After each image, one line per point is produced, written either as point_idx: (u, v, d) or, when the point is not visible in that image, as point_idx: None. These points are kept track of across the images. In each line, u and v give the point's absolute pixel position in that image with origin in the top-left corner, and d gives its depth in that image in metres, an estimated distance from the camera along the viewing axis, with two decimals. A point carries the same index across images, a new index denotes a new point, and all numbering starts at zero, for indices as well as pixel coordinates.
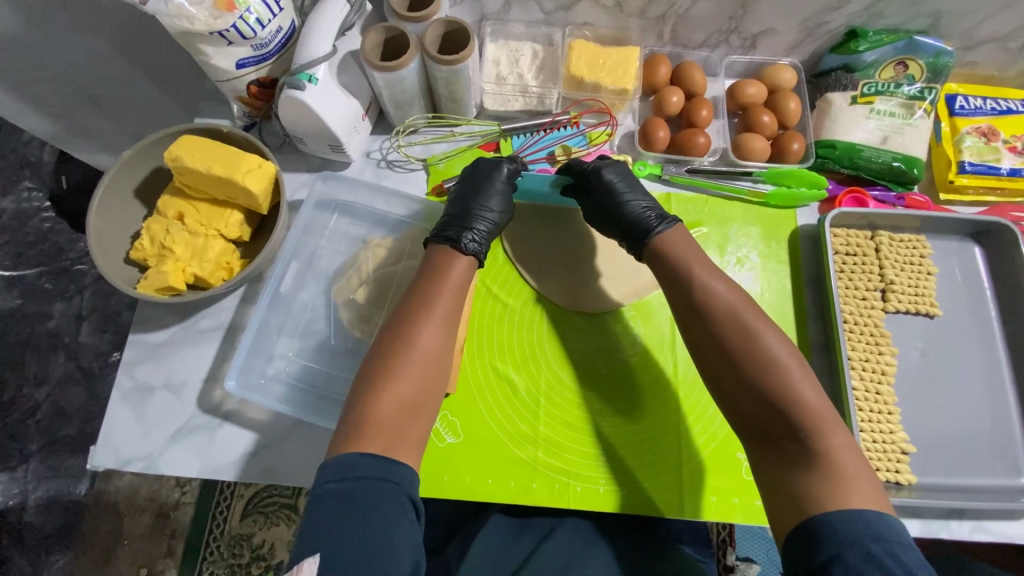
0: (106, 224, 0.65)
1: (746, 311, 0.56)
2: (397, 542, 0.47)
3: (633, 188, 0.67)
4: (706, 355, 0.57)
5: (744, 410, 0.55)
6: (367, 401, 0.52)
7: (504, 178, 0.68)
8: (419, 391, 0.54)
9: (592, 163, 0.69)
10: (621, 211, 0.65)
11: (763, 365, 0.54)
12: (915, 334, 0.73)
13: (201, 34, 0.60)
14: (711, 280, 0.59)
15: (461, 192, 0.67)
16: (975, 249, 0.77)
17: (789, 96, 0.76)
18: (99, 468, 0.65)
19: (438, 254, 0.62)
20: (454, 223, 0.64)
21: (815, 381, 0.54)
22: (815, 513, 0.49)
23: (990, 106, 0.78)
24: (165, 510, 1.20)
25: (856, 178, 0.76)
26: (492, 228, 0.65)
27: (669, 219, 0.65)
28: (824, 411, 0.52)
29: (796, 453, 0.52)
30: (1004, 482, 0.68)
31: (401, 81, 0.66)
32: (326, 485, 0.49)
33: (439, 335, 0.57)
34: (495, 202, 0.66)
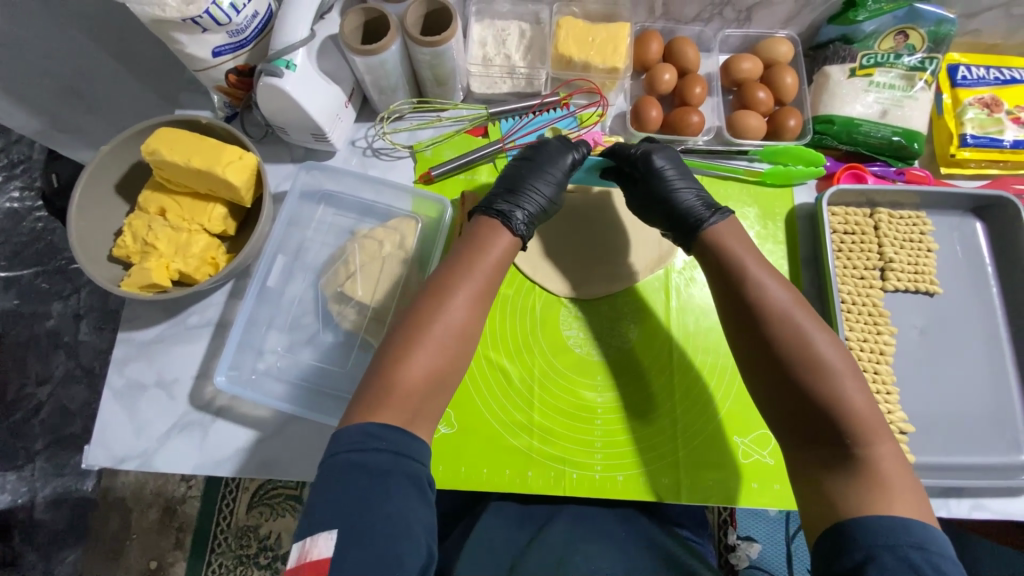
0: (89, 221, 0.63)
1: (797, 313, 0.55)
2: (413, 519, 0.47)
3: (685, 177, 0.66)
4: (752, 354, 0.57)
5: (789, 410, 0.54)
6: (396, 374, 0.52)
7: (565, 167, 0.67)
8: (444, 365, 0.54)
9: (639, 149, 0.68)
10: (672, 201, 0.65)
11: (811, 367, 0.53)
12: (914, 312, 0.71)
13: (174, 22, 0.58)
14: (748, 262, 0.59)
15: (519, 169, 0.66)
16: (977, 224, 0.76)
17: (786, 70, 0.73)
18: (95, 466, 0.65)
19: (485, 228, 0.61)
20: (505, 197, 0.63)
21: (866, 389, 0.52)
22: (850, 517, 0.48)
23: (993, 76, 0.76)
24: (172, 504, 1.21)
25: (854, 153, 0.74)
26: (539, 210, 0.64)
27: (721, 210, 0.63)
28: (871, 416, 0.51)
29: (841, 458, 0.51)
30: (1004, 459, 0.67)
31: (383, 65, 0.64)
32: (354, 451, 0.48)
33: (465, 312, 0.56)
34: (550, 184, 0.65)
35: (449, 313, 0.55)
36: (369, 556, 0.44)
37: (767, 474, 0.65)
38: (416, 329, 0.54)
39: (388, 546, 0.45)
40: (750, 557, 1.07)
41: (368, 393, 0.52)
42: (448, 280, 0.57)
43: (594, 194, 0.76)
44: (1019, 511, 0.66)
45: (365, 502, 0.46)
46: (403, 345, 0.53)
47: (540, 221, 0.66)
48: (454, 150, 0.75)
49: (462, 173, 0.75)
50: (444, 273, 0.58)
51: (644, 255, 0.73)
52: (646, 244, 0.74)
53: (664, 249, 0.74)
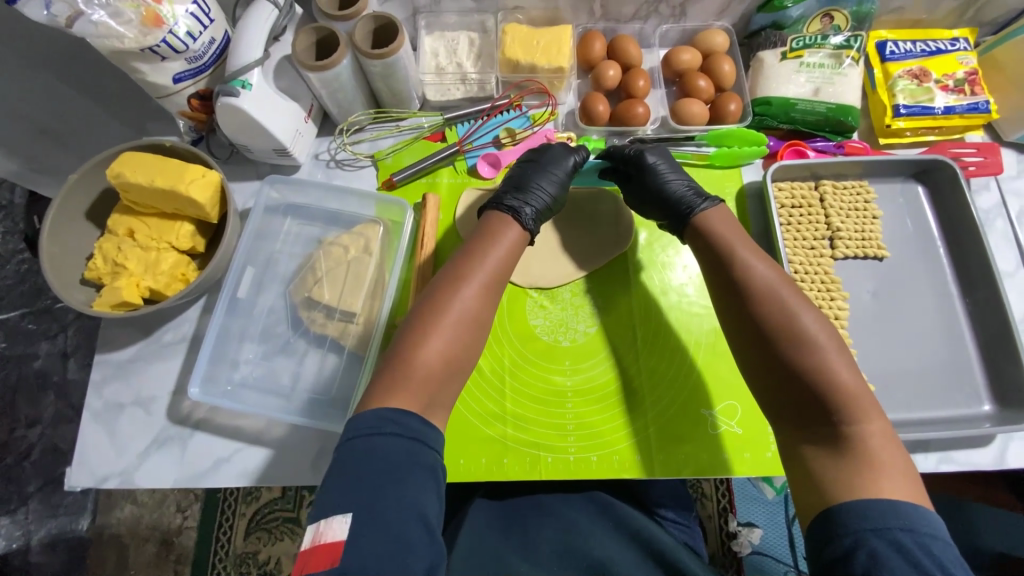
0: (61, 248, 0.65)
1: (786, 292, 0.56)
2: (426, 506, 0.48)
3: (675, 170, 0.69)
4: (743, 335, 0.58)
5: (781, 387, 0.55)
6: (415, 356, 0.54)
7: (568, 168, 0.70)
8: (460, 348, 0.56)
9: (633, 149, 0.72)
10: (664, 191, 0.67)
11: (798, 344, 0.54)
12: (866, 277, 0.74)
13: (133, 52, 0.61)
14: (733, 236, 0.62)
15: (525, 170, 0.69)
16: (919, 188, 0.79)
17: (723, 58, 0.77)
18: (77, 488, 0.65)
19: (499, 222, 0.63)
20: (514, 194, 0.66)
21: (853, 364, 0.53)
22: (841, 498, 0.49)
23: (920, 49, 0.80)
24: (168, 536, 1.21)
25: (795, 131, 0.78)
26: (545, 207, 0.67)
27: (712, 198, 0.66)
28: (861, 393, 0.52)
29: (832, 435, 0.52)
30: (965, 411, 0.69)
31: (337, 79, 0.67)
32: (372, 433, 0.49)
33: (478, 301, 0.58)
34: (555, 182, 0.68)
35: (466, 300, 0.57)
36: (383, 541, 0.44)
37: (737, 443, 0.67)
38: (434, 314, 0.56)
39: (400, 531, 0.45)
40: (752, 542, 1.07)
41: (384, 375, 0.54)
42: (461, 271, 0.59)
43: None
44: (985, 460, 0.67)
45: (381, 486, 0.46)
46: (413, 336, 0.55)
47: (546, 217, 0.68)
48: (414, 156, 0.78)
49: (424, 177, 0.78)
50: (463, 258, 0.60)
51: (603, 242, 0.76)
52: (605, 232, 0.76)
53: (622, 234, 0.76)
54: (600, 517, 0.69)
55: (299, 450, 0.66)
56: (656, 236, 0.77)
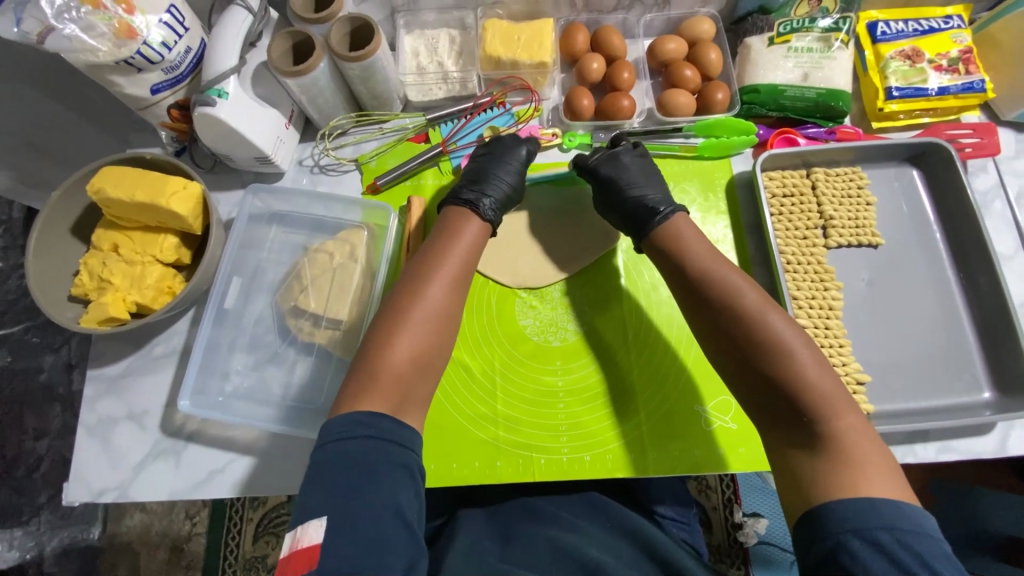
0: (48, 265, 0.65)
1: (751, 296, 0.56)
2: (404, 501, 0.47)
3: (636, 180, 0.68)
4: (713, 340, 0.58)
5: (755, 389, 0.55)
6: (382, 358, 0.53)
7: (522, 156, 0.69)
8: (428, 344, 0.56)
9: (594, 159, 0.70)
10: (628, 206, 0.67)
11: (768, 347, 0.54)
12: (860, 265, 0.73)
13: (109, 65, 0.60)
14: (692, 241, 0.63)
15: (480, 163, 0.68)
16: (914, 172, 0.77)
17: (709, 46, 0.75)
18: (75, 502, 0.66)
19: (459, 217, 0.63)
20: (472, 187, 0.66)
21: (823, 363, 0.53)
22: (824, 498, 0.48)
23: (913, 28, 0.77)
24: (178, 542, 1.22)
25: (785, 119, 0.76)
26: (504, 198, 0.67)
27: (673, 211, 0.65)
28: (833, 391, 0.52)
29: (808, 434, 0.51)
30: (965, 399, 0.68)
31: (315, 84, 0.66)
32: (340, 438, 0.49)
33: (442, 299, 0.58)
34: (512, 172, 0.68)
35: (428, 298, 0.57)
36: (359, 542, 0.44)
37: (733, 439, 0.66)
38: (399, 315, 0.56)
39: (377, 531, 0.45)
40: (758, 533, 1.05)
41: (355, 379, 0.53)
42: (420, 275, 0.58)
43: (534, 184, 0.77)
44: (985, 448, 0.66)
45: (355, 490, 0.46)
46: (377, 340, 0.55)
47: (507, 207, 0.68)
48: (398, 158, 0.77)
49: (408, 179, 0.77)
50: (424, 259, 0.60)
51: (589, 239, 0.75)
52: (591, 229, 0.75)
53: (608, 230, 0.75)
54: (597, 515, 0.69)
55: (293, 459, 0.66)
56: None
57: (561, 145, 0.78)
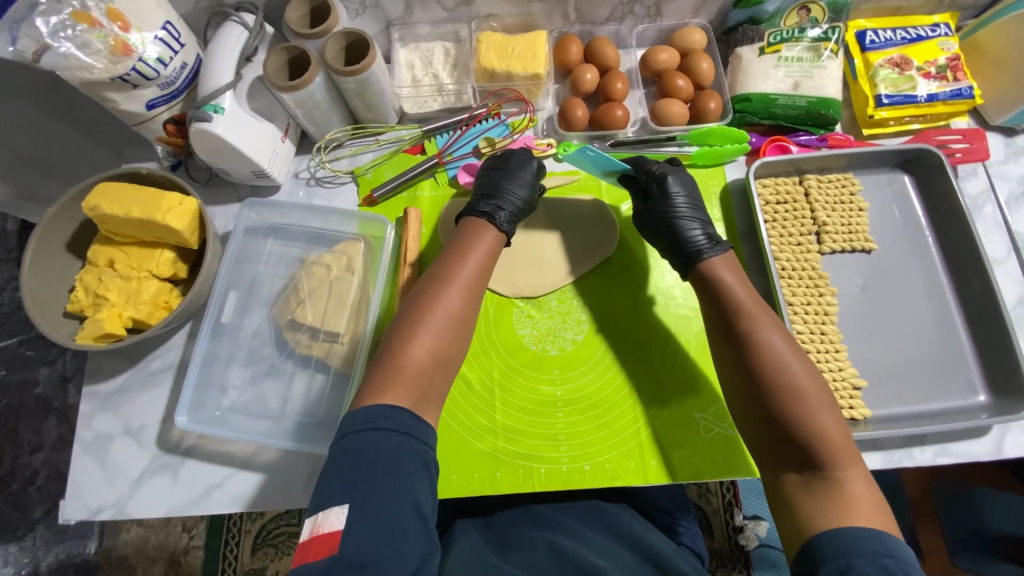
0: (43, 282, 0.65)
1: (779, 343, 0.57)
2: (420, 496, 0.47)
3: (693, 206, 0.68)
4: (736, 381, 0.59)
5: (769, 435, 0.55)
6: (404, 354, 0.53)
7: (535, 167, 0.69)
8: (447, 343, 0.56)
9: (657, 168, 0.70)
10: (677, 227, 0.66)
11: (787, 395, 0.55)
12: (855, 270, 0.73)
13: (104, 81, 0.61)
14: (724, 268, 0.63)
15: (494, 175, 0.68)
16: (905, 178, 0.78)
17: (701, 56, 0.76)
18: (71, 521, 0.65)
19: (475, 227, 0.63)
20: (488, 199, 0.66)
21: (839, 415, 0.54)
22: (817, 531, 0.50)
23: (900, 36, 0.79)
24: (176, 556, 1.20)
25: (777, 127, 0.77)
26: (521, 209, 0.67)
27: (721, 245, 0.66)
28: (843, 441, 0.53)
29: (811, 479, 0.53)
30: (961, 403, 0.68)
31: (311, 98, 0.67)
32: (364, 427, 0.48)
33: (462, 300, 0.58)
34: (525, 183, 0.67)
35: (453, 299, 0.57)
36: (378, 535, 0.43)
37: (732, 446, 0.66)
38: (423, 312, 0.56)
39: (394, 522, 0.45)
40: (759, 535, 1.07)
41: (375, 374, 0.53)
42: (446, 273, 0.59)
43: None
44: (982, 451, 0.67)
45: (379, 480, 0.46)
46: (399, 336, 0.55)
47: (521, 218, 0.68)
48: (394, 170, 0.78)
49: (405, 191, 0.77)
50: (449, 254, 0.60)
51: (586, 247, 0.75)
52: (588, 237, 0.76)
53: (606, 239, 0.75)
54: (598, 524, 0.69)
55: (292, 473, 0.66)
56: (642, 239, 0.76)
57: (556, 155, 0.79)
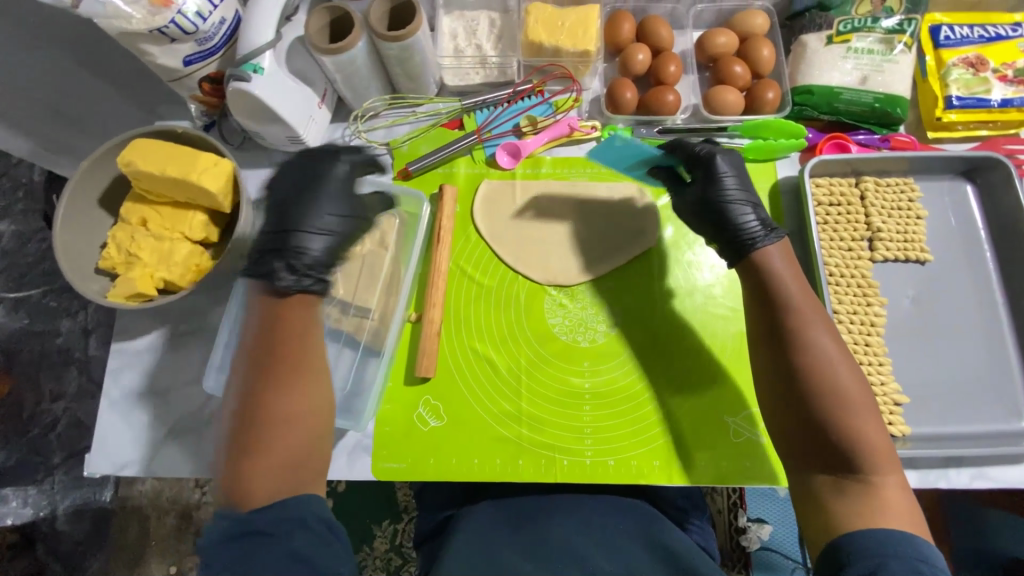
0: (75, 236, 0.65)
1: (827, 344, 0.55)
2: (296, 542, 0.47)
3: (743, 186, 0.62)
4: (775, 380, 0.57)
5: (808, 437, 0.54)
6: (251, 458, 0.50)
7: (335, 179, 0.60)
8: (288, 439, 0.52)
9: (703, 149, 0.64)
10: (731, 213, 0.61)
11: (833, 398, 0.53)
12: (906, 281, 0.70)
13: (142, 34, 0.59)
14: (780, 259, 0.59)
15: (279, 203, 0.58)
16: (967, 187, 0.74)
17: (762, 42, 0.72)
18: (96, 474, 0.66)
19: (297, 297, 0.56)
20: (286, 242, 0.57)
21: (881, 421, 0.53)
22: (852, 528, 0.49)
23: (978, 34, 0.73)
24: (188, 510, 1.18)
25: (837, 123, 0.73)
26: (330, 245, 0.57)
27: (776, 231, 0.61)
28: (884, 446, 0.52)
29: (844, 483, 0.52)
30: (1004, 426, 0.65)
31: (352, 62, 0.64)
32: (211, 540, 0.49)
33: (301, 397, 0.54)
34: (308, 220, 0.57)
35: (281, 397, 0.53)
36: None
37: (761, 452, 0.64)
38: (265, 410, 0.52)
39: None
40: (761, 539, 1.04)
41: (232, 468, 0.51)
42: (268, 364, 0.54)
43: (569, 178, 0.75)
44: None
45: (240, 559, 0.47)
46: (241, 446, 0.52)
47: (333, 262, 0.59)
48: (430, 144, 0.75)
49: (440, 167, 0.75)
50: (285, 341, 0.55)
51: (625, 238, 0.73)
52: (628, 227, 0.73)
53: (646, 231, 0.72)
54: (616, 518, 0.68)
55: None
56: (683, 232, 0.73)
57: (599, 139, 0.76)
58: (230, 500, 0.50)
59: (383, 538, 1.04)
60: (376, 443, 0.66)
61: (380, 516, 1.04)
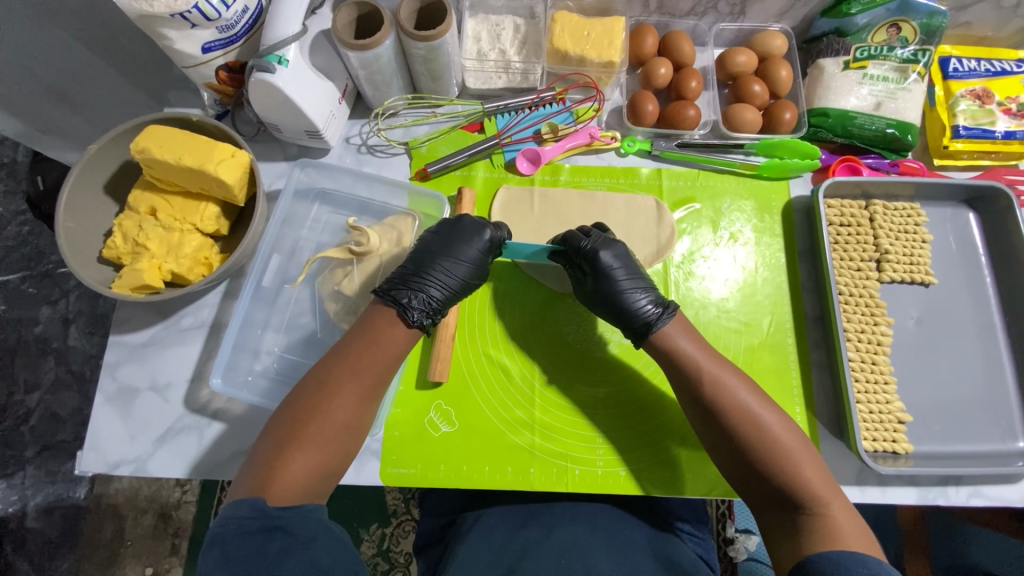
0: (78, 223, 0.62)
1: (748, 398, 0.57)
2: (316, 549, 0.46)
3: (632, 275, 0.63)
4: (712, 435, 0.58)
5: (755, 483, 0.56)
6: (291, 455, 0.50)
7: (483, 248, 0.61)
8: (331, 445, 0.52)
9: (589, 244, 0.63)
10: (621, 301, 0.62)
11: (762, 442, 0.55)
12: (910, 303, 0.72)
13: (162, 17, 0.57)
14: (678, 334, 0.61)
15: (433, 243, 0.61)
16: (970, 215, 0.76)
17: (781, 63, 0.73)
18: (88, 473, 0.63)
19: (380, 316, 0.57)
20: (409, 279, 0.59)
21: (819, 461, 0.56)
22: (810, 553, 0.51)
23: (984, 68, 0.76)
24: (167, 510, 1.14)
25: (849, 146, 0.75)
26: (448, 295, 0.60)
27: (670, 309, 0.62)
28: (824, 482, 0.54)
29: (792, 513, 0.54)
30: (1000, 447, 0.67)
31: (377, 60, 0.63)
32: (227, 525, 0.46)
33: (351, 408, 0.54)
34: (462, 265, 0.60)
35: (336, 407, 0.53)
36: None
37: None
38: (313, 411, 0.52)
39: None
40: (748, 550, 1.03)
41: (264, 463, 0.50)
42: (335, 369, 0.55)
43: (587, 187, 0.75)
44: (1017, 497, 0.66)
45: (256, 558, 0.44)
46: (281, 443, 0.51)
47: (447, 307, 0.60)
48: (450, 147, 0.74)
49: (458, 169, 0.74)
50: (346, 348, 0.56)
51: (642, 248, 0.73)
52: (644, 237, 0.73)
53: (663, 242, 0.73)
54: (626, 530, 0.68)
55: None
56: (697, 245, 0.74)
57: (618, 149, 0.76)
58: (259, 491, 0.48)
59: (370, 542, 1.01)
60: (385, 448, 0.64)
61: (368, 520, 1.02)
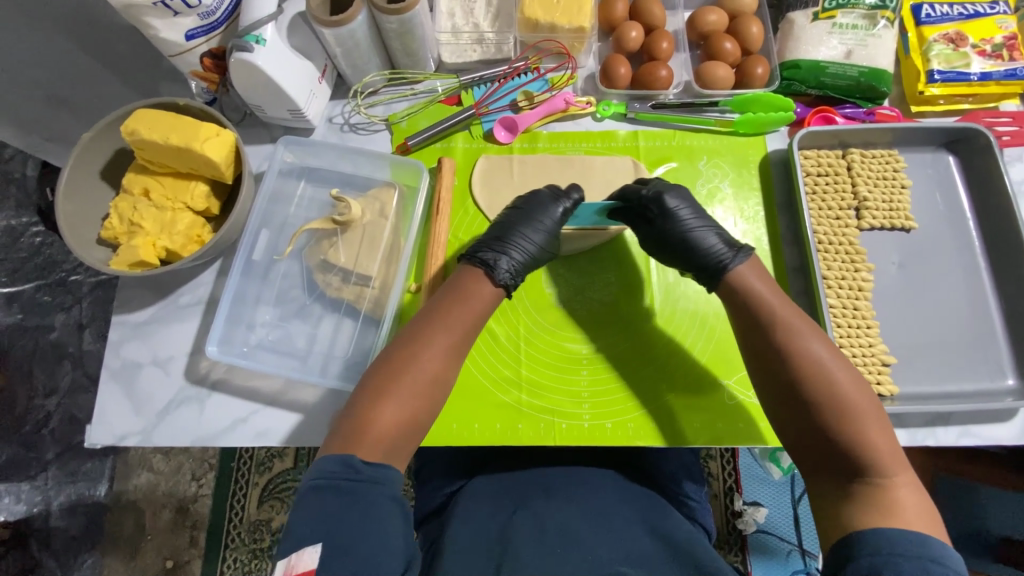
0: (75, 207, 0.65)
1: (824, 355, 0.56)
2: (373, 518, 0.48)
3: (700, 217, 0.65)
4: (774, 391, 0.58)
5: (814, 446, 0.55)
6: (374, 416, 0.53)
7: (557, 219, 0.66)
8: (417, 411, 0.55)
9: (650, 189, 0.66)
10: (691, 242, 0.64)
11: (834, 401, 0.54)
12: (890, 248, 0.72)
13: (146, 6, 0.59)
14: (753, 276, 0.61)
15: (511, 216, 0.66)
16: (949, 158, 0.76)
17: (752, 20, 0.74)
18: (97, 446, 0.66)
19: (467, 276, 0.62)
20: (490, 244, 0.63)
21: (888, 430, 0.54)
22: (861, 529, 0.50)
23: (957, 12, 0.75)
24: (184, 503, 1.17)
25: (824, 97, 0.76)
26: (527, 259, 0.63)
27: (745, 249, 0.62)
28: (891, 451, 0.53)
29: (849, 482, 0.53)
30: (990, 385, 0.67)
31: (352, 36, 0.65)
32: (320, 477, 0.50)
33: (442, 361, 0.58)
34: (542, 231, 0.64)
35: (427, 361, 0.57)
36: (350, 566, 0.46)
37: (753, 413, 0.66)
38: (394, 376, 0.55)
39: (358, 544, 0.47)
40: (757, 521, 1.05)
41: (345, 427, 0.54)
42: (427, 325, 0.59)
43: (566, 153, 0.76)
44: (1008, 436, 0.66)
45: (329, 516, 0.48)
46: (380, 388, 0.55)
47: (526, 271, 0.64)
48: (429, 120, 0.76)
49: (439, 142, 0.77)
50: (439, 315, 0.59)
51: None
52: None
53: None
54: (622, 496, 0.67)
55: (313, 414, 0.66)
56: None
57: (595, 114, 0.77)
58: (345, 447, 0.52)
59: None
60: None
61: None
